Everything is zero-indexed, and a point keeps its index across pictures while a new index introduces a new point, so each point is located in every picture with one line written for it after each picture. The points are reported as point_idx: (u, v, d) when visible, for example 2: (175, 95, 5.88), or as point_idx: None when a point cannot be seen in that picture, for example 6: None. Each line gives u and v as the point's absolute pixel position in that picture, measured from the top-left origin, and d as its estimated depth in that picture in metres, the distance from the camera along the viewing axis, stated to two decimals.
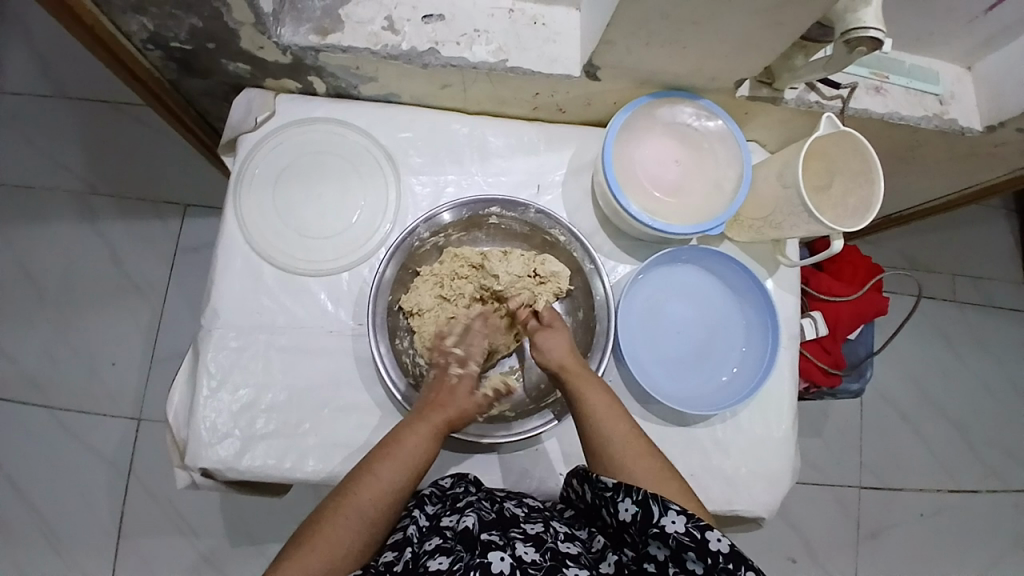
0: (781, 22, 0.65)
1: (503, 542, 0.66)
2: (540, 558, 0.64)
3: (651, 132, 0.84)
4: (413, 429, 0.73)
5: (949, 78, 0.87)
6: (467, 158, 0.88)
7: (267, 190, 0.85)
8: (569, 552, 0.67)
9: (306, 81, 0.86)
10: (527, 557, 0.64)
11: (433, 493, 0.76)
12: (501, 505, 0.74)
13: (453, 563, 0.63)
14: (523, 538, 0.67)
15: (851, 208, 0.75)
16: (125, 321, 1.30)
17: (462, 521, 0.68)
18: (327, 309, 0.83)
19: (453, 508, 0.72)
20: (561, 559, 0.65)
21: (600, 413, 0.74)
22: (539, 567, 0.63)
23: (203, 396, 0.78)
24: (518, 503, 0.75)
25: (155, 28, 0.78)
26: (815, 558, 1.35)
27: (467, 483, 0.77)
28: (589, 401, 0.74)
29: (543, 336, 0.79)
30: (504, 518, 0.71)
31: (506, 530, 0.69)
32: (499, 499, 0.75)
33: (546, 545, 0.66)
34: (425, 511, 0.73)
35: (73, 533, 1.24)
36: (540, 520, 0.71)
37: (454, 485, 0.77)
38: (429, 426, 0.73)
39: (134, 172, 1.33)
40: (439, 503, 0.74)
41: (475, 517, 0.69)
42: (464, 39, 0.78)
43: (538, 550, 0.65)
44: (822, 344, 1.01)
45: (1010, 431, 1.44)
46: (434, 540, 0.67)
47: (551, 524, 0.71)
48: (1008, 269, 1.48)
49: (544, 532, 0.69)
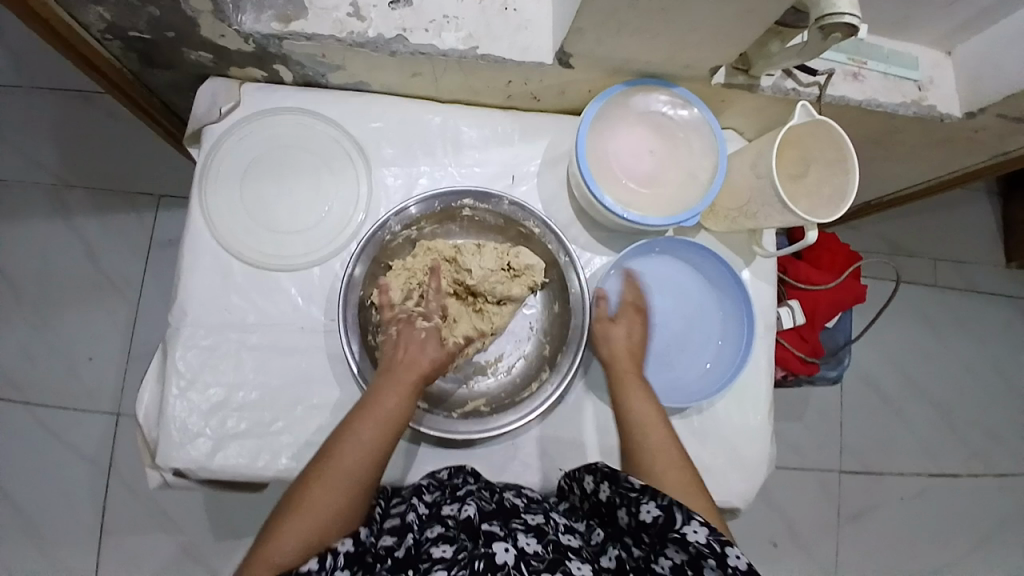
0: (753, 8, 0.63)
1: (505, 533, 0.65)
2: (542, 550, 0.63)
3: (626, 121, 0.82)
4: (385, 390, 0.72)
5: (927, 63, 0.86)
6: (440, 150, 0.86)
7: (234, 183, 0.83)
8: (571, 544, 0.66)
9: (272, 70, 0.83)
10: (529, 548, 0.63)
11: (430, 483, 0.75)
12: (500, 497, 0.73)
13: (457, 552, 0.62)
14: (524, 529, 0.66)
15: (826, 197, 0.74)
16: (100, 315, 1.28)
17: (464, 510, 0.67)
18: (298, 305, 0.82)
19: (453, 497, 0.71)
20: (564, 551, 0.64)
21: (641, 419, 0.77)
22: (541, 559, 0.62)
23: (172, 396, 0.77)
24: (517, 495, 0.74)
25: (113, 18, 0.75)
26: (797, 542, 1.36)
27: (466, 475, 0.76)
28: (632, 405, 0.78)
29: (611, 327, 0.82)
30: (504, 509, 0.70)
31: (506, 521, 0.67)
32: (499, 490, 0.74)
33: (548, 537, 0.66)
34: (423, 498, 0.72)
35: (54, 530, 1.23)
36: (540, 513, 0.71)
37: (452, 476, 0.76)
38: (403, 387, 0.72)
39: (105, 164, 1.30)
40: (437, 491, 0.74)
41: (476, 507, 0.68)
42: (433, 26, 0.75)
43: (540, 541, 0.65)
44: (800, 332, 1.01)
45: (990, 414, 1.45)
46: (435, 528, 0.66)
47: (552, 516, 0.71)
48: (990, 252, 1.49)
49: (545, 525, 0.68)
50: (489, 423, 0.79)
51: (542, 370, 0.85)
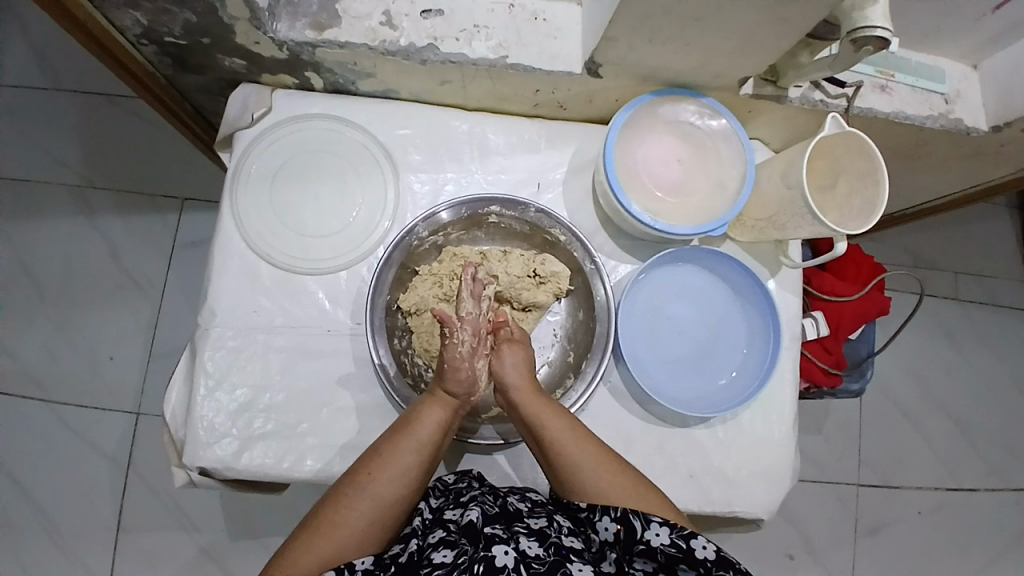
0: (786, 20, 0.64)
1: (507, 535, 0.65)
2: (544, 553, 0.64)
3: (654, 130, 0.83)
4: (424, 411, 0.71)
5: (954, 77, 0.85)
6: (466, 156, 0.87)
7: (265, 187, 0.84)
8: (573, 546, 0.67)
9: (303, 77, 0.84)
10: (531, 552, 0.63)
11: (437, 487, 0.77)
12: (504, 500, 0.73)
13: (457, 557, 0.63)
14: (527, 532, 0.66)
15: (855, 209, 0.74)
16: (123, 314, 1.29)
17: (466, 515, 0.67)
18: (325, 307, 0.82)
19: (457, 502, 0.72)
20: (564, 553, 0.65)
21: (564, 440, 0.71)
22: (543, 562, 0.63)
23: (201, 396, 0.78)
24: (521, 498, 0.74)
25: (149, 23, 0.76)
26: (813, 555, 1.35)
27: (470, 479, 0.77)
28: (551, 432, 0.72)
29: (508, 352, 0.76)
30: (507, 512, 0.70)
31: (509, 524, 0.68)
32: (503, 494, 0.74)
33: (549, 540, 0.66)
34: (429, 504, 0.74)
35: (74, 527, 1.24)
36: (543, 515, 0.71)
37: (457, 480, 0.77)
38: (441, 409, 0.72)
39: (131, 166, 1.32)
40: (443, 497, 0.75)
41: (480, 511, 0.68)
42: (464, 34, 0.76)
43: (542, 544, 0.65)
44: (823, 344, 1.01)
45: (1012, 429, 1.44)
46: (438, 533, 0.67)
47: (555, 519, 0.71)
48: (1010, 266, 1.47)
49: (548, 527, 0.68)
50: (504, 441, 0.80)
51: (567, 377, 0.85)
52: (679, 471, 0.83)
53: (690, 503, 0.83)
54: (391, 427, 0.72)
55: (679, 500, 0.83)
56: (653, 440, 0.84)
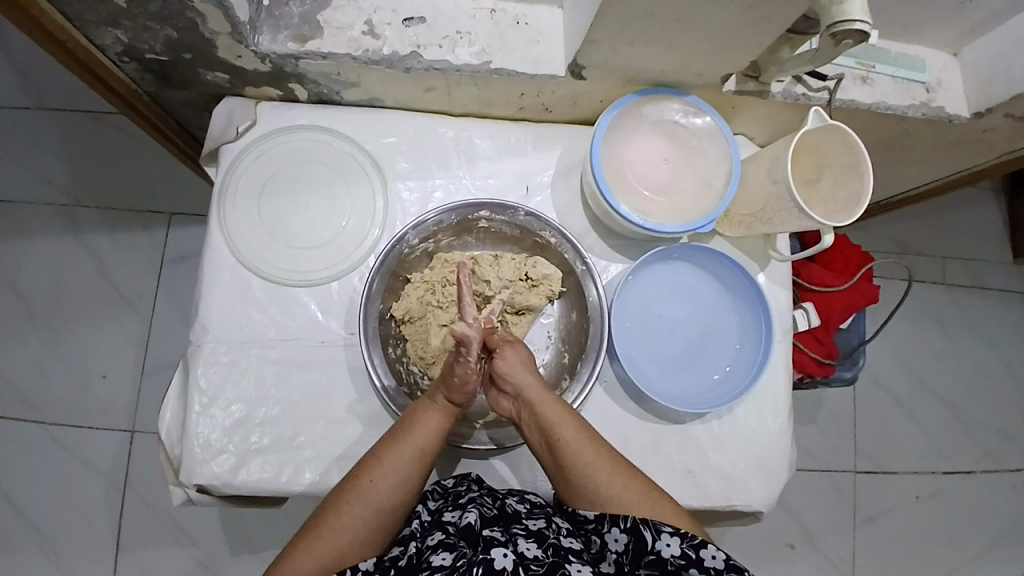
0: (765, 17, 0.64)
1: (506, 538, 0.65)
2: (542, 554, 0.64)
3: (639, 129, 0.83)
4: (422, 415, 0.72)
5: (934, 66, 0.86)
6: (454, 162, 0.87)
7: (252, 201, 0.84)
8: (572, 548, 0.67)
9: (287, 88, 0.84)
10: (529, 553, 0.64)
11: (435, 490, 0.76)
12: (503, 502, 0.73)
13: (456, 560, 0.63)
14: (525, 534, 0.67)
15: (841, 202, 0.75)
16: (114, 332, 1.29)
17: (464, 517, 0.68)
18: (318, 319, 0.82)
19: (456, 504, 0.72)
20: (563, 555, 0.65)
21: (574, 444, 0.71)
22: (540, 564, 0.63)
23: (195, 413, 0.78)
24: (520, 500, 0.74)
25: (130, 40, 0.76)
26: (812, 543, 1.36)
27: (470, 482, 0.77)
28: (563, 437, 0.71)
29: (508, 353, 0.75)
30: (506, 514, 0.70)
31: (508, 526, 0.68)
32: (502, 495, 0.75)
33: (548, 542, 0.66)
34: (427, 506, 0.74)
35: (72, 547, 1.23)
36: (542, 517, 0.71)
37: (456, 484, 0.77)
38: (440, 414, 0.72)
39: (116, 183, 1.31)
40: (442, 499, 0.75)
41: (478, 513, 0.69)
42: (447, 41, 0.76)
43: (541, 546, 0.65)
44: (814, 334, 1.02)
45: (1003, 411, 1.45)
46: (436, 535, 0.67)
47: (553, 520, 0.71)
48: (997, 249, 1.49)
49: (547, 528, 0.69)
50: (489, 443, 0.80)
51: (562, 378, 0.85)
52: (677, 468, 0.84)
53: (690, 498, 0.83)
54: (388, 431, 0.72)
55: (678, 495, 0.83)
56: (650, 439, 0.84)
